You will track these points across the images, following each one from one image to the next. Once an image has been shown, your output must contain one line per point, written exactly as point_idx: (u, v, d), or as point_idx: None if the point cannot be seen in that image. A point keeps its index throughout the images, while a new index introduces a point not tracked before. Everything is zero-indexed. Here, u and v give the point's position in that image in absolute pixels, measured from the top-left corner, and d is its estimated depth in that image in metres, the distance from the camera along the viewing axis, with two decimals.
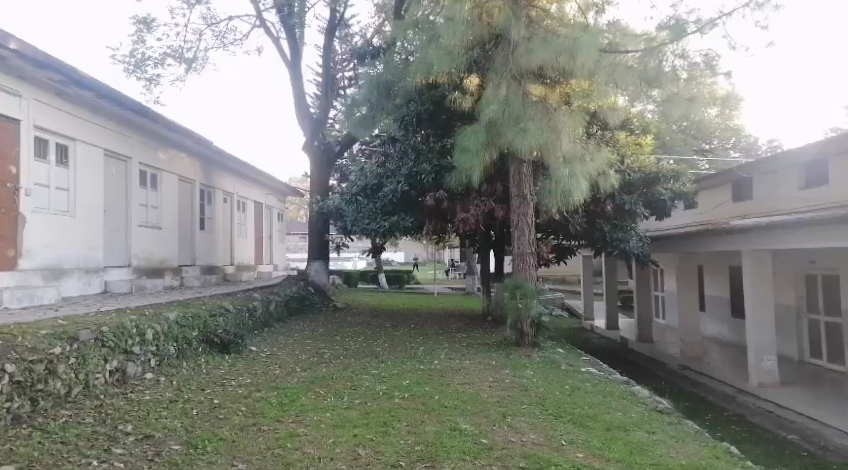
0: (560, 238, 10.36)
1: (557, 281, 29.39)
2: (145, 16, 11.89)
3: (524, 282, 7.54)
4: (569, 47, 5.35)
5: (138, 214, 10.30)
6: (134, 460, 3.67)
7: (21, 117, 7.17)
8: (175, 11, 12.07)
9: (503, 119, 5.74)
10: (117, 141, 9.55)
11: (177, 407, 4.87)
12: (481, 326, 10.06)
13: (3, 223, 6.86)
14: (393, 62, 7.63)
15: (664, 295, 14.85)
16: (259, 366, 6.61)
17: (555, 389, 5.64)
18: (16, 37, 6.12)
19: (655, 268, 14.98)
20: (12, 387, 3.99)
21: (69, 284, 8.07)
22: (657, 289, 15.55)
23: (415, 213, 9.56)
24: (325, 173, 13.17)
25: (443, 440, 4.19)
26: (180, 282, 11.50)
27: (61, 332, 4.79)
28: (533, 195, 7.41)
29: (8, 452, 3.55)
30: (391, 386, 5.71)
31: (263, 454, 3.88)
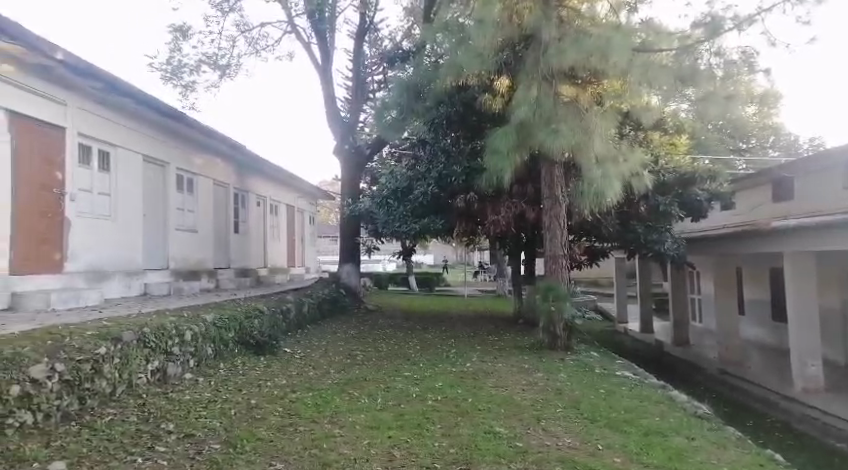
0: (593, 239, 10.26)
1: (588, 284, 29.06)
2: (181, 24, 12.21)
3: (556, 284, 7.41)
4: (602, 47, 5.27)
5: (175, 218, 10.56)
6: (176, 458, 3.75)
7: (66, 125, 7.44)
8: (210, 19, 12.37)
9: (534, 120, 5.70)
10: (155, 147, 9.83)
11: (216, 407, 4.97)
12: (513, 329, 10.02)
13: (51, 227, 7.13)
14: (423, 65, 7.67)
15: (701, 297, 14.58)
16: (293, 368, 6.70)
17: (590, 393, 5.57)
18: (64, 49, 6.36)
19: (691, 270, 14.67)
20: (62, 385, 4.17)
21: (110, 286, 8.30)
22: (692, 292, 15.24)
23: (445, 215, 9.58)
24: (355, 176, 13.32)
25: (479, 443, 4.19)
26: (215, 285, 11.75)
27: (106, 333, 4.94)
28: (566, 196, 7.35)
29: (59, 448, 3.68)
30: (424, 388, 5.72)
31: (300, 454, 3.93)
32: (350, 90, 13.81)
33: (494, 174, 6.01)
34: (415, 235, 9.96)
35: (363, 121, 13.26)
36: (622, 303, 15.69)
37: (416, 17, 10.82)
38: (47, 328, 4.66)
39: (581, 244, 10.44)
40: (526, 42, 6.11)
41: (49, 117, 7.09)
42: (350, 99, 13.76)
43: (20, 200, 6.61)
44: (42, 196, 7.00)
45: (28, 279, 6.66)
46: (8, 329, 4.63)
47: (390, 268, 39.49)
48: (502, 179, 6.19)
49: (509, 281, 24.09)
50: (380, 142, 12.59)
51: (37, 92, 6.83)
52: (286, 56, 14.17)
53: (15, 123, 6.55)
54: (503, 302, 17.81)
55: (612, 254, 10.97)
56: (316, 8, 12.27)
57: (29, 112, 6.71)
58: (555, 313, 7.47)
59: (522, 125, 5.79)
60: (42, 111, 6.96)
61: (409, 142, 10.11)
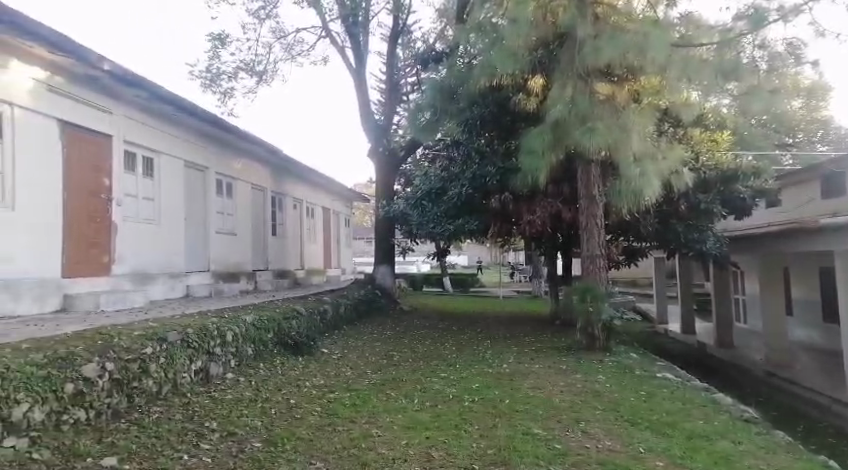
0: (630, 239, 10.11)
1: (627, 284, 28.49)
2: (220, 33, 12.53)
3: (594, 285, 7.32)
4: (639, 44, 5.18)
5: (215, 222, 10.83)
6: (220, 456, 3.84)
7: (112, 132, 7.69)
8: (247, 26, 12.65)
9: (570, 119, 5.69)
10: (196, 153, 10.09)
11: (257, 406, 5.06)
12: (550, 330, 9.91)
13: (99, 231, 7.40)
14: (456, 66, 7.68)
15: (746, 297, 14.16)
16: (331, 368, 6.78)
17: (631, 395, 5.47)
18: (110, 59, 6.62)
19: (735, 270, 14.22)
20: (112, 384, 4.34)
21: (155, 288, 8.57)
22: (736, 292, 14.77)
23: (479, 216, 9.55)
24: (390, 179, 13.43)
25: (517, 444, 4.16)
26: (254, 286, 11.99)
27: (151, 333, 5.10)
28: (602, 196, 7.27)
29: (110, 444, 3.82)
30: (461, 389, 5.71)
31: (339, 453, 3.97)
32: (384, 93, 13.90)
33: (529, 173, 5.98)
34: (449, 237, 9.98)
35: (397, 123, 13.32)
36: (661, 304, 15.33)
37: (449, 18, 10.72)
38: (98, 329, 4.84)
39: (619, 244, 10.31)
40: (560, 40, 6.07)
41: (95, 124, 7.33)
42: (383, 102, 13.85)
43: (70, 205, 6.89)
44: (90, 201, 7.27)
45: (78, 281, 6.93)
46: (63, 329, 4.85)
47: (424, 269, 39.65)
48: (536, 179, 6.16)
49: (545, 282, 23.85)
50: (413, 144, 12.64)
51: (84, 100, 7.07)
52: (320, 60, 14.36)
53: (64, 132, 6.82)
54: (539, 304, 17.62)
55: (651, 254, 10.75)
56: (350, 13, 12.36)
57: (77, 121, 6.97)
58: (593, 314, 7.37)
59: (558, 124, 5.78)
60: (90, 120, 7.21)
61: (442, 143, 10.10)
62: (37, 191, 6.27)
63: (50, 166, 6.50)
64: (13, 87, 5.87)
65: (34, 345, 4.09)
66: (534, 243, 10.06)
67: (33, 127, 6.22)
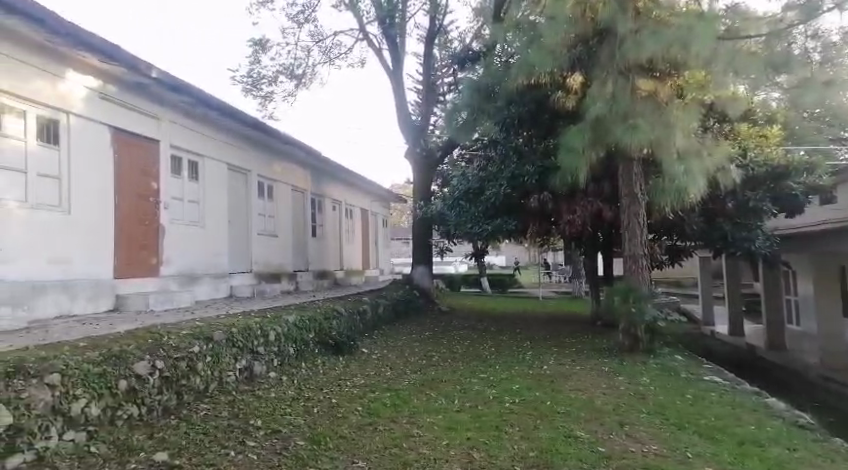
0: (675, 238, 9.87)
1: (670, 284, 27.76)
2: (261, 38, 12.81)
3: (637, 285, 7.22)
4: (683, 37, 5.05)
5: (257, 224, 11.07)
6: (265, 453, 3.91)
7: (159, 138, 7.94)
8: (287, 31, 12.90)
9: (611, 116, 5.64)
10: (239, 156, 10.34)
11: (299, 405, 5.15)
12: (591, 331, 9.76)
13: (147, 234, 7.65)
14: (494, 65, 7.68)
15: (798, 299, 13.59)
16: (370, 368, 6.84)
17: (677, 398, 5.33)
18: (158, 67, 6.84)
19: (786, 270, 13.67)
20: (162, 381, 4.48)
21: (200, 289, 8.81)
22: (787, 293, 14.19)
23: (517, 216, 9.46)
24: (427, 180, 13.44)
25: (557, 446, 4.13)
26: (294, 287, 12.20)
27: (198, 333, 5.23)
28: (644, 194, 7.13)
29: (161, 440, 3.96)
30: (501, 390, 5.68)
31: (380, 453, 3.99)
32: (420, 94, 13.90)
33: (568, 172, 5.94)
34: (487, 237, 9.90)
35: (434, 123, 13.34)
36: (706, 305, 14.90)
37: (485, 17, 10.65)
38: (148, 328, 4.99)
39: (663, 243, 10.09)
40: (600, 36, 5.99)
41: (145, 131, 7.60)
42: (420, 102, 13.85)
43: (122, 209, 7.14)
44: (140, 204, 7.53)
45: (128, 282, 7.19)
46: (116, 328, 5.01)
47: (462, 270, 39.61)
48: (576, 178, 6.11)
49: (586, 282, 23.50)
50: (450, 144, 12.59)
51: (134, 107, 7.35)
52: (358, 62, 14.52)
53: (116, 138, 7.08)
54: (580, 304, 17.37)
55: (695, 253, 10.48)
56: (386, 14, 12.56)
57: (127, 127, 7.22)
58: (635, 315, 7.24)
59: (598, 122, 5.73)
60: (139, 127, 7.48)
61: (481, 143, 10.02)
62: (89, 195, 6.53)
63: (102, 171, 6.76)
64: (65, 97, 6.13)
65: (90, 343, 4.24)
66: (574, 243, 9.91)
67: (85, 133, 6.47)
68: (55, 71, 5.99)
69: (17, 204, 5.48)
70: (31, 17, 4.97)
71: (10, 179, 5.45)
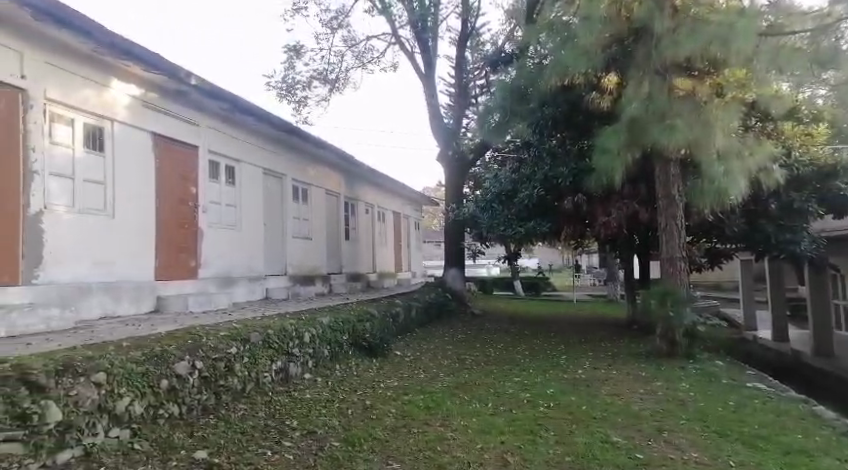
0: (715, 240, 9.62)
1: (709, 287, 27.13)
2: (295, 44, 13.02)
3: (675, 288, 7.07)
4: (722, 35, 4.94)
5: (292, 227, 11.23)
6: (301, 453, 3.96)
7: (199, 144, 8.16)
8: (321, 37, 13.07)
9: (647, 116, 5.58)
10: (274, 161, 10.52)
11: (334, 407, 5.19)
12: (627, 335, 9.60)
13: (187, 236, 7.85)
14: (527, 66, 7.62)
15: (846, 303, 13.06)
16: (404, 370, 6.86)
17: (717, 404, 5.20)
18: (198, 75, 7.02)
19: (833, 273, 13.16)
20: (201, 381, 4.59)
21: (237, 290, 8.99)
22: (833, 297, 13.66)
23: (551, 218, 9.37)
24: (459, 182, 13.42)
25: (594, 452, 4.06)
26: (328, 289, 12.33)
27: (235, 334, 5.32)
28: (682, 196, 6.98)
29: (202, 438, 4.06)
30: (535, 394, 5.64)
31: (414, 455, 4.01)
32: (453, 96, 13.92)
33: (603, 174, 5.87)
34: (520, 239, 9.82)
35: (466, 126, 13.33)
36: (747, 308, 14.48)
37: (518, 18, 10.59)
38: (187, 329, 5.09)
39: (702, 245, 9.85)
40: (635, 35, 5.92)
41: (185, 138, 7.84)
42: (453, 105, 13.86)
43: (163, 213, 7.37)
44: (180, 208, 7.74)
45: (169, 284, 7.39)
46: (157, 330, 5.14)
47: (493, 272, 39.42)
48: (611, 180, 6.03)
49: (621, 285, 23.12)
50: (482, 147, 12.53)
51: (174, 114, 7.56)
52: (391, 66, 14.60)
53: (158, 144, 7.31)
54: (615, 307, 17.07)
55: (736, 256, 10.18)
56: (419, 18, 12.69)
57: (168, 133, 7.46)
58: (673, 318, 7.12)
59: (634, 122, 5.66)
60: (180, 133, 7.71)
61: (513, 146, 9.94)
62: (132, 200, 6.74)
63: (144, 175, 6.98)
64: (109, 104, 6.36)
65: (133, 343, 4.36)
66: (609, 246, 9.75)
67: (129, 140, 6.70)
68: (102, 81, 6.26)
69: (65, 208, 5.70)
70: (80, 28, 5.24)
71: (60, 184, 5.68)
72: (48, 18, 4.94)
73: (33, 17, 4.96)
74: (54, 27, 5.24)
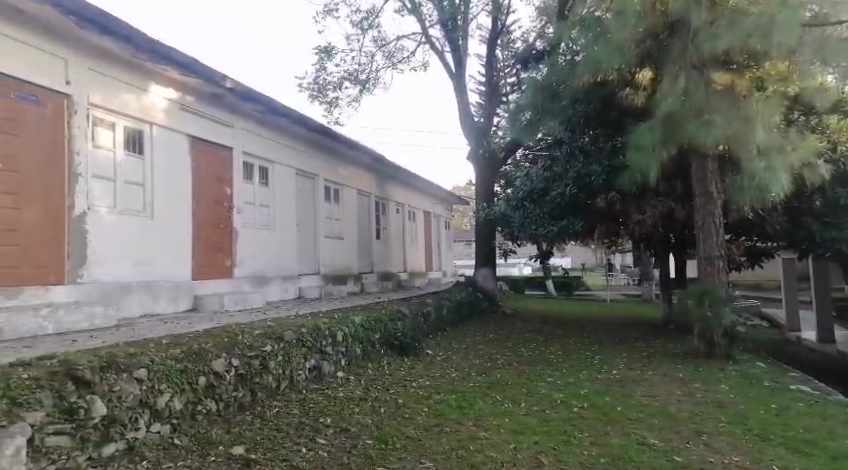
0: (755, 238, 9.38)
1: (748, 287, 26.32)
2: (326, 46, 13.17)
3: (713, 288, 6.91)
4: (763, 27, 4.80)
5: (324, 227, 11.35)
6: (335, 451, 4.00)
7: (233, 145, 8.31)
8: (352, 38, 13.18)
9: (683, 112, 5.49)
10: (307, 162, 10.65)
11: (367, 405, 5.24)
12: (662, 336, 9.40)
13: (222, 237, 8.01)
14: (558, 64, 7.55)
15: None
16: (436, 369, 6.87)
17: (759, 408, 5.05)
18: (232, 78, 7.12)
19: None
20: (238, 378, 4.67)
21: (271, 289, 9.14)
22: None
23: (583, 216, 9.25)
24: (489, 181, 13.37)
25: (630, 453, 3.99)
26: (359, 288, 12.44)
27: (270, 332, 5.40)
28: (720, 193, 6.82)
29: (239, 434, 4.14)
30: (568, 394, 5.57)
31: (447, 454, 4.00)
32: (483, 95, 13.86)
33: (637, 171, 5.78)
34: (553, 238, 9.75)
35: (496, 124, 13.27)
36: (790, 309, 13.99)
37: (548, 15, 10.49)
38: (224, 327, 5.19)
39: (742, 243, 9.55)
40: (670, 29, 5.78)
41: (220, 140, 7.99)
42: (482, 103, 13.85)
43: (199, 213, 7.52)
44: (216, 208, 7.89)
45: (205, 283, 7.56)
46: (195, 327, 5.26)
47: (524, 272, 39.14)
48: (645, 177, 5.93)
49: (655, 285, 22.62)
50: (513, 145, 12.40)
51: (209, 116, 7.70)
52: (421, 66, 14.63)
53: (194, 146, 7.46)
54: (648, 307, 16.70)
55: (778, 254, 9.90)
56: (449, 16, 12.68)
57: (204, 136, 7.62)
58: (711, 319, 6.95)
59: (669, 119, 5.57)
60: (214, 136, 7.86)
61: (544, 144, 9.84)
62: (169, 200, 6.91)
63: (181, 177, 7.14)
64: (147, 105, 6.51)
65: (173, 341, 4.46)
66: (644, 245, 9.57)
67: (167, 142, 6.88)
68: (141, 85, 6.44)
69: (106, 209, 5.89)
70: (120, 34, 5.41)
71: (102, 186, 5.86)
72: (90, 25, 5.12)
73: (75, 24, 5.15)
74: (95, 33, 5.42)
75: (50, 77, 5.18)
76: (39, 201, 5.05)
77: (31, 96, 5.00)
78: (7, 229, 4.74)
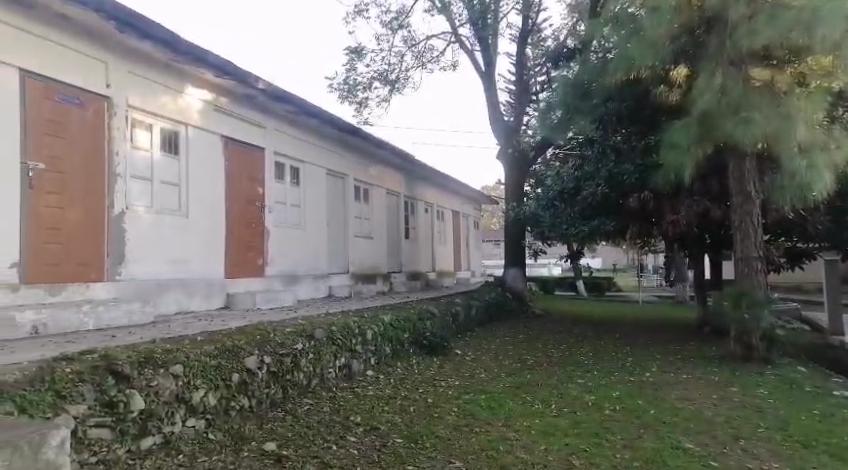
0: (796, 238, 9.11)
1: (787, 290, 25.49)
2: (357, 46, 13.27)
3: (750, 289, 6.75)
4: (805, 20, 4.69)
5: (354, 226, 11.44)
6: (365, 448, 4.02)
7: (265, 146, 8.43)
8: (382, 38, 13.25)
9: (720, 110, 5.38)
10: (338, 161, 10.77)
11: (396, 404, 5.26)
12: (696, 338, 9.21)
13: (254, 236, 8.13)
14: (590, 62, 7.46)
15: None
16: (465, 369, 6.85)
17: (800, 413, 4.89)
18: (265, 79, 7.24)
19: None
20: (270, 376, 4.74)
21: (302, 288, 9.25)
22: None
23: (615, 216, 9.11)
24: (518, 180, 13.29)
25: (665, 457, 3.91)
26: (389, 288, 12.50)
27: (301, 330, 5.47)
28: (759, 192, 6.65)
29: (271, 430, 4.20)
30: (600, 396, 5.49)
31: (477, 454, 3.98)
32: (513, 94, 13.82)
33: (671, 170, 5.69)
34: (583, 239, 9.66)
35: (526, 123, 13.20)
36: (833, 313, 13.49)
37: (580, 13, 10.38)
38: (256, 325, 5.26)
39: (780, 244, 9.44)
40: (707, 24, 5.75)
41: (253, 141, 8.13)
42: (513, 102, 13.78)
43: (231, 212, 7.65)
44: (248, 208, 8.02)
45: (238, 281, 7.69)
46: (228, 325, 5.35)
47: (553, 272, 38.71)
48: (680, 177, 5.83)
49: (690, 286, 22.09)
50: (544, 144, 12.26)
51: (241, 117, 7.84)
52: (450, 65, 14.61)
53: (227, 146, 7.60)
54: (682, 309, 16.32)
55: (820, 256, 9.63)
56: (479, 16, 12.64)
57: (237, 137, 7.76)
58: (748, 321, 6.77)
59: (705, 117, 5.48)
60: (247, 136, 7.99)
61: (575, 143, 9.73)
62: (204, 200, 7.05)
63: (215, 177, 7.29)
64: (182, 106, 6.66)
65: (207, 338, 4.54)
66: (678, 246, 9.37)
67: (202, 143, 7.02)
68: (176, 87, 6.58)
69: (144, 209, 6.05)
70: (158, 38, 5.55)
71: (140, 186, 6.02)
72: (129, 29, 5.25)
73: (114, 26, 5.28)
74: (134, 36, 5.56)
75: (90, 80, 5.34)
76: (80, 201, 5.21)
77: (74, 99, 5.18)
78: (52, 228, 4.89)
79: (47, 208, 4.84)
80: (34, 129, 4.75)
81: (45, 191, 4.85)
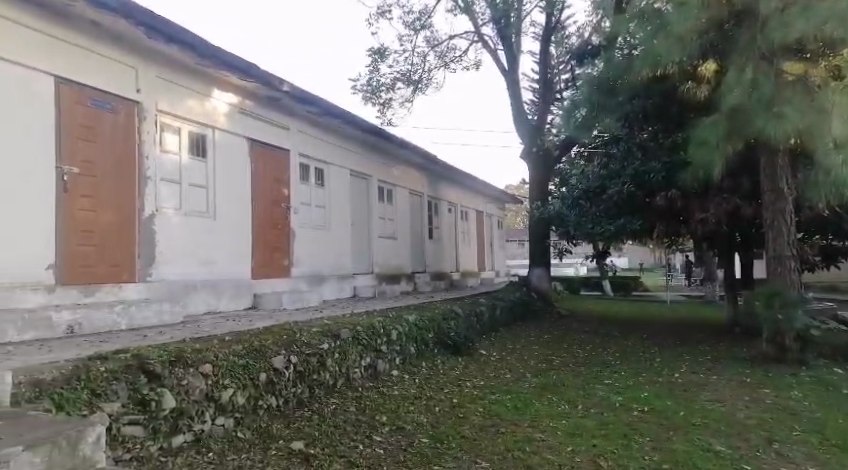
0: (831, 236, 8.87)
1: (822, 289, 24.73)
2: (380, 47, 13.33)
3: (783, 288, 6.59)
4: (841, 12, 4.61)
5: (377, 227, 11.49)
6: (392, 448, 4.04)
7: (290, 147, 8.53)
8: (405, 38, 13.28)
9: (751, 106, 5.28)
10: (361, 162, 10.83)
11: (422, 403, 5.27)
12: (726, 338, 9.03)
13: (279, 236, 8.22)
14: (614, 59, 7.38)
15: None
16: (490, 370, 6.82)
17: (836, 416, 4.76)
18: (289, 81, 7.29)
19: None
20: (296, 375, 4.79)
21: (327, 288, 9.32)
22: None
23: (642, 215, 8.97)
24: (541, 179, 13.20)
25: (696, 459, 3.83)
26: (412, 288, 12.52)
27: (326, 330, 5.51)
28: (792, 189, 6.50)
29: (298, 429, 4.24)
30: (628, 397, 5.42)
31: (503, 454, 3.96)
32: (536, 92, 13.74)
33: (700, 167, 5.59)
34: (608, 238, 9.54)
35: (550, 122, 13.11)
36: None
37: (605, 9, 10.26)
38: (282, 325, 5.32)
39: (815, 242, 9.09)
40: (737, 19, 5.64)
41: (278, 142, 8.22)
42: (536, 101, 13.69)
43: (257, 213, 7.75)
44: (273, 209, 8.11)
45: (264, 282, 7.79)
46: (255, 325, 5.42)
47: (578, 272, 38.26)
48: (709, 173, 5.72)
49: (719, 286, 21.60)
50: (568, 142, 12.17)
51: (266, 119, 7.94)
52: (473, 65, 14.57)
53: (253, 148, 7.70)
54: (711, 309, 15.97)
55: None
56: (502, 14, 12.58)
57: (263, 138, 7.86)
58: (781, 321, 6.61)
59: (734, 113, 5.41)
60: (272, 138, 8.08)
61: (599, 142, 9.61)
62: (231, 202, 7.16)
63: (241, 179, 7.39)
64: (208, 109, 6.76)
65: (235, 337, 4.60)
66: (707, 244, 9.21)
67: (229, 145, 7.13)
68: (204, 90, 6.70)
69: (173, 210, 6.17)
70: (185, 41, 5.63)
71: (169, 189, 6.14)
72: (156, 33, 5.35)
73: (143, 32, 5.39)
74: (162, 40, 5.67)
75: (120, 85, 5.46)
76: (112, 203, 5.34)
77: (106, 103, 5.32)
78: (86, 230, 5.02)
79: (80, 211, 4.98)
80: (69, 134, 4.88)
81: (79, 194, 4.98)
